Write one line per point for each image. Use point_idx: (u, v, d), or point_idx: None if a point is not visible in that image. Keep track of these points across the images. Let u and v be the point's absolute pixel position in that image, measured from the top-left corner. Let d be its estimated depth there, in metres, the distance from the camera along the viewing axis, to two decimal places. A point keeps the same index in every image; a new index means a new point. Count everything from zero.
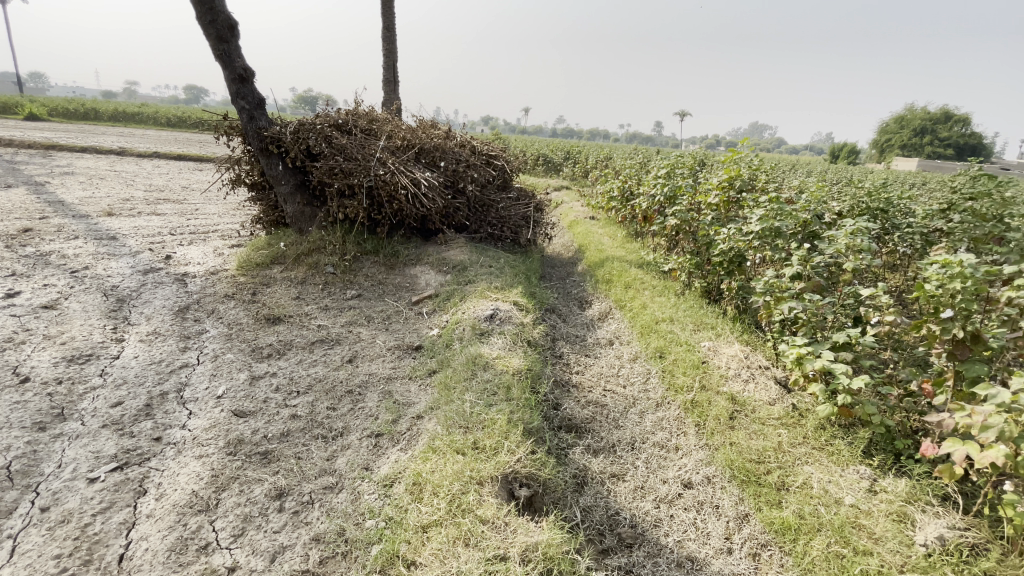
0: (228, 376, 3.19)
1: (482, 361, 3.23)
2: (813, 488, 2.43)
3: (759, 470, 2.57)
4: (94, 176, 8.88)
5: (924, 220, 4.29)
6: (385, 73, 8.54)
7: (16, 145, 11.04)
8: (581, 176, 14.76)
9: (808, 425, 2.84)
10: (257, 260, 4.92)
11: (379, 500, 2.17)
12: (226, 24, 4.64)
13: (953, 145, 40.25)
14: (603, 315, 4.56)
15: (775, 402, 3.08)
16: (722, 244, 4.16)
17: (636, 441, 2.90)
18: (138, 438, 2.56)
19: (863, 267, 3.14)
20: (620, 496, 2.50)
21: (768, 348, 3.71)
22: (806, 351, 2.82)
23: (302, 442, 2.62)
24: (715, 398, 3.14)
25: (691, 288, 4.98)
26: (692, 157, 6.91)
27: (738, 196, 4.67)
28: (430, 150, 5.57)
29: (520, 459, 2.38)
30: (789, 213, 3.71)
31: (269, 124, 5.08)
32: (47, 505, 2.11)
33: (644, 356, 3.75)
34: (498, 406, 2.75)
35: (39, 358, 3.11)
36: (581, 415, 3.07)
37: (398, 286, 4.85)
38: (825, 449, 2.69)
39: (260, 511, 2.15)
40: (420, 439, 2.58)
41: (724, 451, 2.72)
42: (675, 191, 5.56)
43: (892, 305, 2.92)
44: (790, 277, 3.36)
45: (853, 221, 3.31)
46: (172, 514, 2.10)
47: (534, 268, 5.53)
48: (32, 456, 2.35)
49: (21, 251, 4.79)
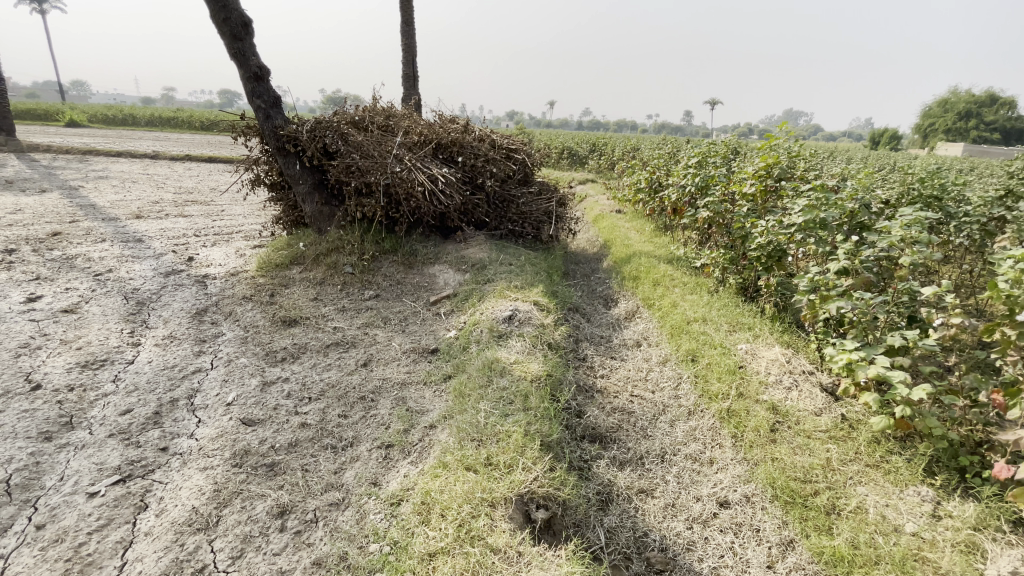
0: (240, 382, 3.09)
1: (499, 366, 3.04)
2: (870, 514, 2.16)
3: (805, 491, 2.31)
4: (127, 180, 9.05)
5: (984, 207, 3.89)
6: (406, 68, 8.41)
7: (56, 152, 11.42)
8: (607, 169, 14.37)
9: (861, 438, 2.56)
10: (276, 261, 4.85)
11: (385, 521, 2.01)
12: (239, 22, 4.56)
13: (1003, 129, 37.95)
14: (629, 314, 4.32)
15: (823, 412, 2.80)
16: (759, 237, 3.86)
17: (666, 453, 2.68)
18: (144, 448, 2.48)
19: (921, 261, 2.83)
20: (649, 516, 2.29)
21: (812, 351, 3.40)
22: (858, 357, 2.54)
23: (310, 452, 2.50)
24: (754, 407, 2.87)
25: (725, 285, 4.66)
26: (724, 145, 6.57)
27: (777, 185, 4.34)
28: (448, 145, 5.41)
29: (537, 477, 2.18)
30: (834, 203, 3.41)
31: (286, 122, 4.99)
32: (44, 522, 2.03)
33: (674, 359, 3.50)
34: (514, 416, 2.56)
35: (52, 365, 3.08)
36: (605, 424, 2.86)
37: (416, 286, 4.70)
38: (880, 466, 2.41)
39: (260, 531, 2.02)
40: (431, 451, 2.42)
41: (765, 468, 2.46)
42: (707, 181, 5.23)
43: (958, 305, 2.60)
44: (837, 273, 3.08)
45: (909, 211, 2.99)
46: (170, 532, 2.00)
47: (557, 266, 5.31)
48: (34, 468, 2.29)
49: (48, 255, 4.85)
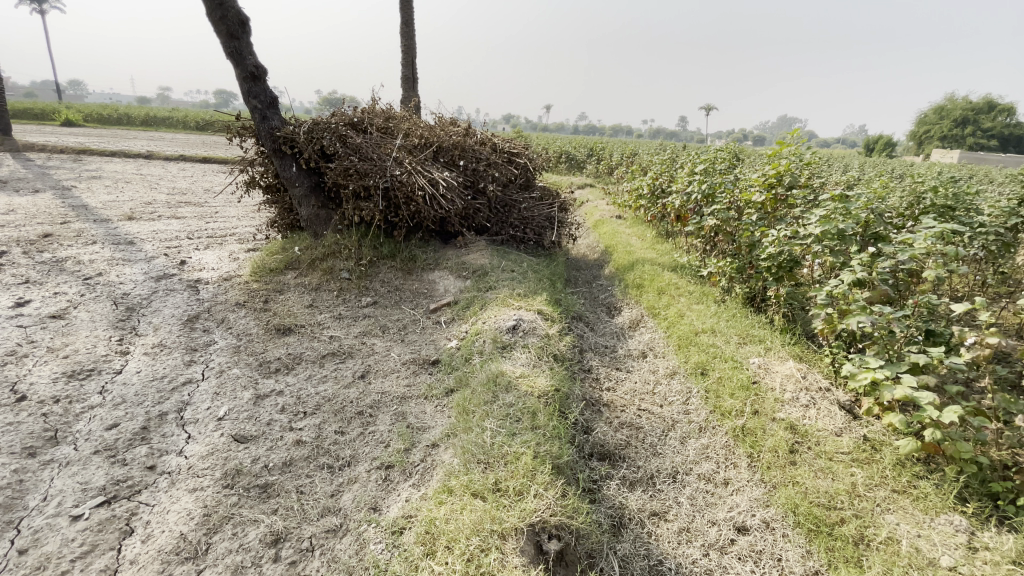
0: (232, 395, 2.95)
1: (504, 381, 2.91)
2: (902, 545, 2.06)
3: (830, 519, 2.20)
4: (120, 180, 8.89)
5: (1001, 217, 3.79)
6: (405, 69, 8.28)
7: (49, 150, 11.24)
8: (606, 173, 14.32)
9: (886, 461, 2.47)
10: (271, 266, 4.70)
11: (386, 552, 1.89)
12: (236, 20, 4.43)
13: (997, 136, 38.23)
14: (634, 323, 4.21)
15: (843, 433, 2.69)
16: (770, 247, 3.74)
17: (678, 473, 2.57)
18: (130, 466, 2.33)
19: (944, 276, 2.75)
20: (663, 541, 2.17)
21: (825, 365, 3.31)
22: (883, 376, 2.45)
23: (305, 473, 2.37)
24: (770, 425, 2.76)
25: (731, 294, 4.56)
26: (729, 152, 6.45)
27: (787, 194, 4.22)
28: (450, 148, 5.29)
29: (549, 504, 2.06)
30: (851, 213, 3.29)
31: (282, 123, 4.85)
32: (25, 547, 1.89)
33: (683, 372, 3.38)
34: (523, 436, 2.44)
35: (38, 374, 2.93)
36: (614, 441, 2.74)
37: (415, 292, 4.58)
38: (908, 492, 2.31)
39: (253, 561, 1.88)
40: (434, 473, 2.30)
41: (787, 492, 2.35)
42: (713, 189, 5.13)
43: (993, 325, 2.55)
44: (855, 285, 2.98)
45: (932, 223, 2.90)
46: (157, 562, 1.86)
47: (559, 272, 5.20)
48: (15, 487, 2.15)
49: (37, 257, 4.69)
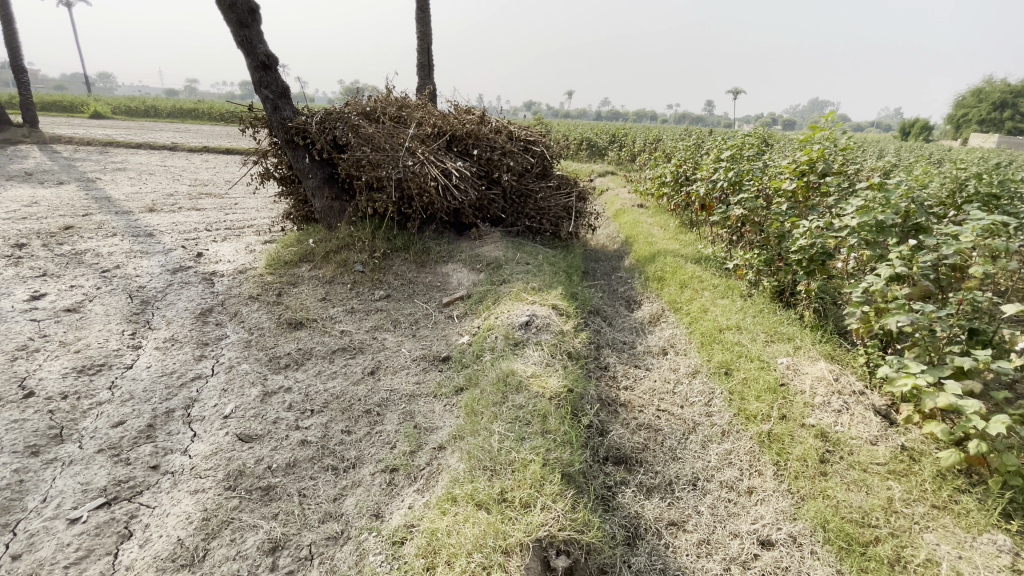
0: (240, 392, 2.90)
1: (514, 380, 2.80)
2: (942, 568, 1.88)
3: (863, 537, 2.04)
4: (144, 172, 9.00)
5: None
6: (420, 56, 8.12)
7: (77, 142, 11.46)
8: (628, 160, 14.01)
9: (926, 474, 2.28)
10: (285, 258, 4.66)
11: (385, 564, 1.81)
12: (246, 8, 4.35)
13: None
14: (653, 318, 4.05)
15: (878, 441, 2.50)
16: (801, 240, 3.52)
17: (698, 480, 2.43)
18: (133, 466, 2.30)
19: (993, 272, 2.52)
20: (681, 555, 2.04)
21: (860, 366, 3.10)
22: (924, 382, 2.26)
23: (309, 474, 2.30)
24: (799, 432, 2.59)
25: (759, 287, 4.33)
26: (756, 136, 6.17)
27: (820, 181, 3.95)
28: (463, 137, 5.15)
29: (558, 517, 1.95)
30: (890, 203, 3.04)
31: (294, 113, 4.78)
32: (19, 552, 1.86)
33: (706, 372, 3.22)
34: (531, 441, 2.32)
35: (49, 369, 2.93)
36: (630, 444, 2.61)
37: (428, 286, 4.48)
38: (948, 508, 2.13)
39: (249, 569, 1.82)
40: (439, 479, 2.21)
41: (816, 506, 2.20)
42: (740, 176, 4.87)
43: None
44: (894, 281, 2.76)
45: (982, 213, 2.64)
46: (151, 569, 1.81)
47: (577, 265, 5.04)
48: (17, 487, 2.13)
49: (58, 250, 4.73)
